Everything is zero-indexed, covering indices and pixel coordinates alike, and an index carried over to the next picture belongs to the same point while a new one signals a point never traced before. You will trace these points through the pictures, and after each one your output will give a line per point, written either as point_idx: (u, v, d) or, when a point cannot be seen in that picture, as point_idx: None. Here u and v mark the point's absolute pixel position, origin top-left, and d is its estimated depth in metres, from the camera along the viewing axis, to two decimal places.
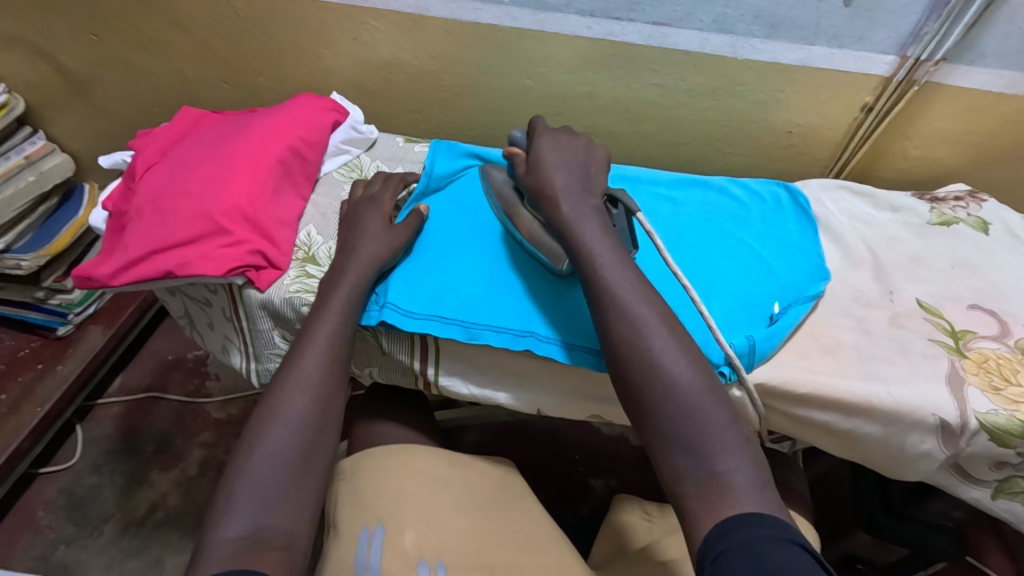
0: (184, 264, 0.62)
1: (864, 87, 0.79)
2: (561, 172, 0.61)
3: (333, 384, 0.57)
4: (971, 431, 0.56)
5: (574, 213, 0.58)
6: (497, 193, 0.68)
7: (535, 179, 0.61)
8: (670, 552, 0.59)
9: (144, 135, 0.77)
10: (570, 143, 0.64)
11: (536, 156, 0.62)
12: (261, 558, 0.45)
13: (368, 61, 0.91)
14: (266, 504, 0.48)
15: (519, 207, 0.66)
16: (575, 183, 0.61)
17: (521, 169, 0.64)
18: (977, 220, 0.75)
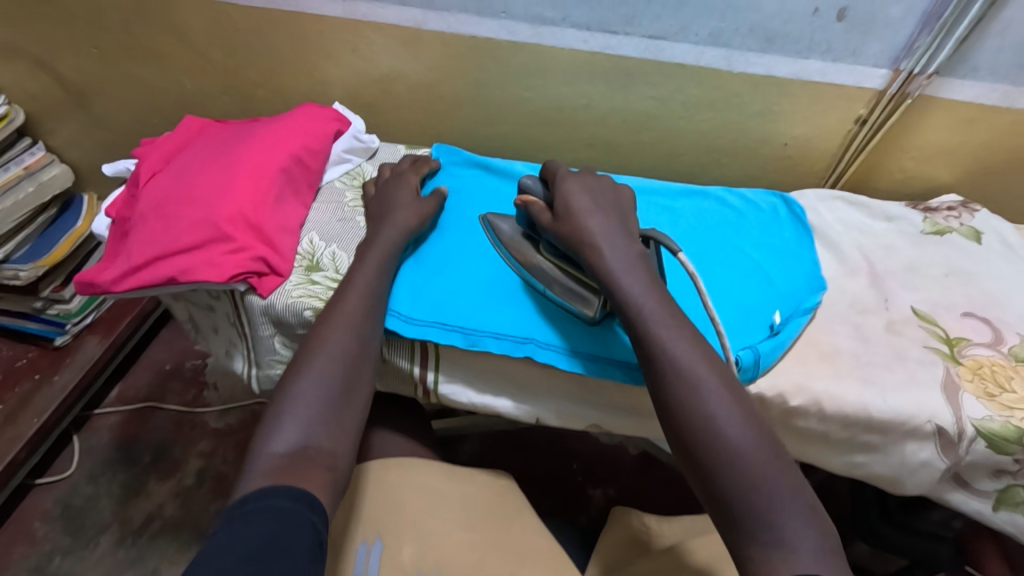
0: (187, 270, 0.62)
1: (856, 100, 0.80)
2: (597, 219, 0.59)
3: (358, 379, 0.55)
4: (969, 438, 0.57)
5: (619, 262, 0.56)
6: (507, 243, 0.66)
7: (568, 227, 0.59)
8: (699, 558, 0.61)
9: (148, 143, 0.78)
10: (597, 186, 0.63)
11: (564, 200, 0.60)
12: (309, 472, 0.47)
13: (367, 73, 0.92)
14: (310, 424, 0.50)
15: (533, 253, 0.64)
16: (610, 228, 0.59)
17: (547, 216, 0.61)
18: (969, 230, 0.76)
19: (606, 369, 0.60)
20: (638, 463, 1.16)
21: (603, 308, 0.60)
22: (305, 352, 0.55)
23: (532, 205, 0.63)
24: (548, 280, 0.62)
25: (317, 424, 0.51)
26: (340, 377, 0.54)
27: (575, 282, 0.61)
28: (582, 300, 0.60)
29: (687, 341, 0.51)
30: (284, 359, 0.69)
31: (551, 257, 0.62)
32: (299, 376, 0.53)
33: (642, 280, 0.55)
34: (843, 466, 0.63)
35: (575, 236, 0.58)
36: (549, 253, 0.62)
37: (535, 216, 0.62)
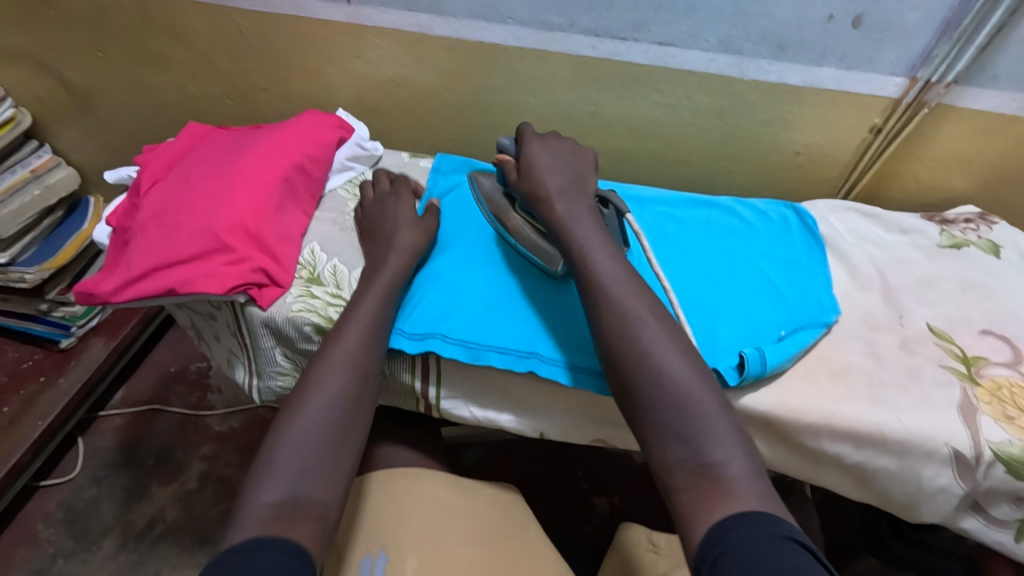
0: (186, 281, 0.61)
1: (870, 109, 0.79)
2: (555, 175, 0.62)
3: (353, 409, 0.54)
4: (986, 462, 0.55)
5: (569, 213, 0.60)
6: (487, 198, 0.68)
7: (528, 184, 0.62)
8: None
9: (150, 150, 0.77)
10: (561, 145, 0.66)
11: (527, 158, 0.64)
12: (297, 525, 0.45)
13: (372, 78, 0.91)
14: (301, 473, 0.49)
15: (510, 212, 0.66)
16: (569, 184, 0.62)
17: (513, 173, 0.64)
18: (987, 243, 0.74)
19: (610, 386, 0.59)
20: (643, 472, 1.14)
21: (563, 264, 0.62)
22: (300, 388, 0.55)
23: (502, 161, 0.66)
24: (517, 238, 0.65)
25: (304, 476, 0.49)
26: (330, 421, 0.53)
27: (540, 239, 0.64)
28: (546, 258, 0.63)
29: (687, 373, 0.50)
30: (286, 370, 0.67)
31: (520, 213, 0.65)
32: (293, 422, 0.52)
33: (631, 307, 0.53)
34: (856, 486, 0.61)
35: (533, 191, 0.62)
36: (519, 210, 0.65)
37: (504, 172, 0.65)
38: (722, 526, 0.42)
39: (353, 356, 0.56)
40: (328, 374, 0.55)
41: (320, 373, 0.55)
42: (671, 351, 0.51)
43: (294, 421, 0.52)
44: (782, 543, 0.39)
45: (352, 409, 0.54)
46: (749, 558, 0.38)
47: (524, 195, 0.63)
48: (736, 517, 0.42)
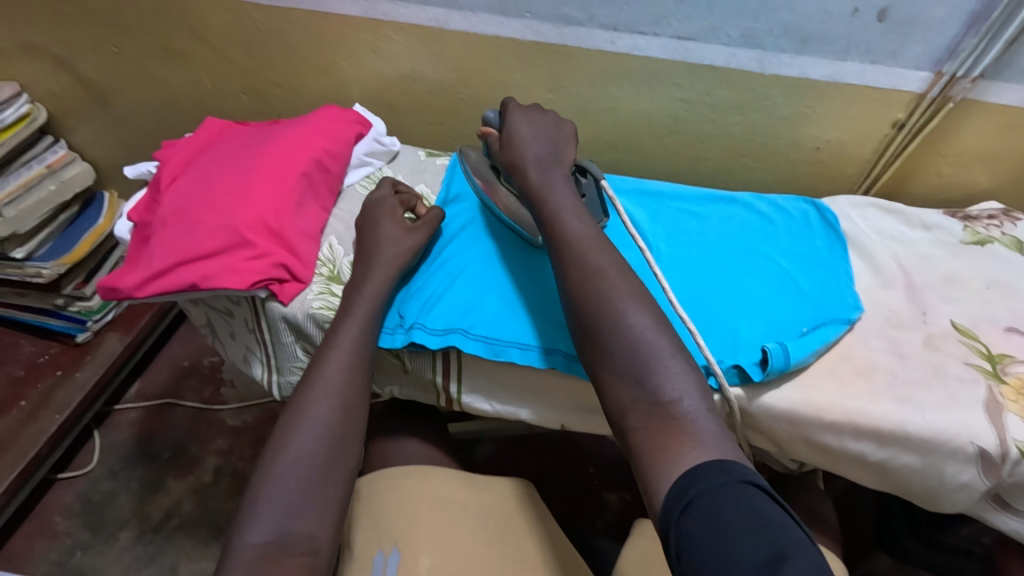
0: (207, 277, 0.62)
1: (893, 104, 0.78)
2: (533, 145, 0.63)
3: (344, 427, 0.53)
4: (1013, 460, 0.55)
5: (541, 180, 0.61)
6: (474, 171, 0.72)
7: (508, 155, 0.64)
8: None
9: (169, 146, 0.77)
10: (543, 116, 0.67)
11: (510, 130, 0.65)
12: (285, 564, 0.45)
13: (387, 74, 0.91)
14: (290, 509, 0.47)
15: (497, 183, 0.70)
16: (548, 153, 0.63)
17: (497, 146, 0.66)
18: (1011, 240, 0.73)
19: None
20: None
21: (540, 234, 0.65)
22: (299, 415, 0.53)
23: (488, 135, 0.68)
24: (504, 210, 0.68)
25: (320, 492, 0.49)
26: (323, 445, 0.51)
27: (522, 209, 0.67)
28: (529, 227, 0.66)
29: (705, 381, 0.48)
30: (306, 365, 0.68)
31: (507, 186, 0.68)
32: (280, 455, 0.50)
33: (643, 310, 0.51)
34: (878, 484, 0.61)
35: (508, 161, 0.64)
36: (505, 182, 0.68)
37: (490, 146, 0.67)
38: (682, 483, 0.42)
39: (343, 386, 0.55)
40: (312, 407, 0.53)
41: (317, 384, 0.54)
42: (690, 355, 0.50)
43: (289, 446, 0.51)
44: (734, 488, 0.39)
45: (343, 435, 0.53)
46: (710, 516, 0.38)
47: (504, 165, 0.65)
48: (692, 474, 0.42)
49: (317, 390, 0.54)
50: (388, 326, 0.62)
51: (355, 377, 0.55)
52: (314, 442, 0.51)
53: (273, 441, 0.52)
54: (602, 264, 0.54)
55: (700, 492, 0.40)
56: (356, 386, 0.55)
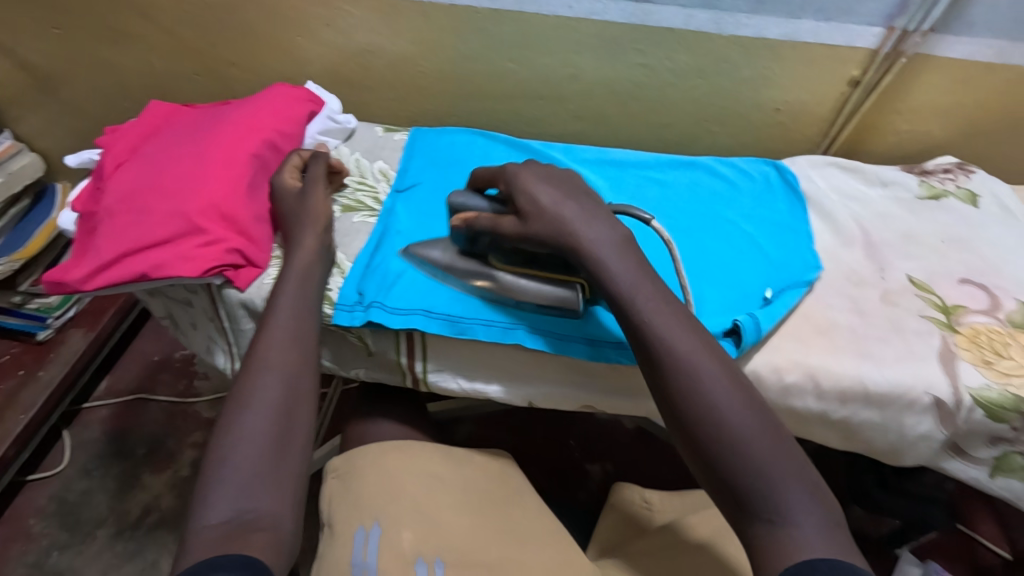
0: (158, 266, 0.59)
1: (848, 61, 0.77)
2: (569, 206, 0.54)
3: (294, 400, 0.51)
4: (966, 407, 0.56)
5: (598, 240, 0.52)
6: (449, 268, 0.62)
7: (543, 224, 0.53)
8: (699, 532, 0.62)
9: (112, 132, 0.74)
10: (548, 173, 0.59)
11: (525, 195, 0.55)
12: (250, 541, 0.42)
13: (342, 48, 0.88)
14: (245, 486, 0.45)
15: (489, 271, 0.60)
16: (584, 213, 0.54)
17: (511, 220, 0.56)
18: (965, 193, 0.74)
19: (599, 352, 0.59)
20: (634, 437, 1.16)
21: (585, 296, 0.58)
22: (236, 393, 0.50)
23: (477, 221, 0.58)
24: (517, 287, 0.59)
25: (275, 469, 0.47)
26: (275, 422, 0.49)
27: (544, 280, 0.58)
28: (559, 300, 0.57)
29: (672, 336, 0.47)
30: None
31: (513, 264, 0.59)
32: (229, 436, 0.47)
33: (739, 389, 0.44)
34: (843, 442, 0.62)
35: (551, 229, 0.53)
36: (509, 263, 0.59)
37: (487, 228, 0.57)
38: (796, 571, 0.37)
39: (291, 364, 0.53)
40: (259, 384, 0.50)
41: (261, 361, 0.52)
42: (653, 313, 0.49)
43: (238, 425, 0.48)
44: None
45: (293, 412, 0.51)
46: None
47: (536, 238, 0.54)
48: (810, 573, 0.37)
49: (259, 367, 0.52)
50: (346, 303, 0.60)
51: (309, 358, 0.55)
52: (266, 419, 0.49)
53: (221, 418, 0.49)
54: (689, 346, 0.46)
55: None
56: (309, 365, 0.54)
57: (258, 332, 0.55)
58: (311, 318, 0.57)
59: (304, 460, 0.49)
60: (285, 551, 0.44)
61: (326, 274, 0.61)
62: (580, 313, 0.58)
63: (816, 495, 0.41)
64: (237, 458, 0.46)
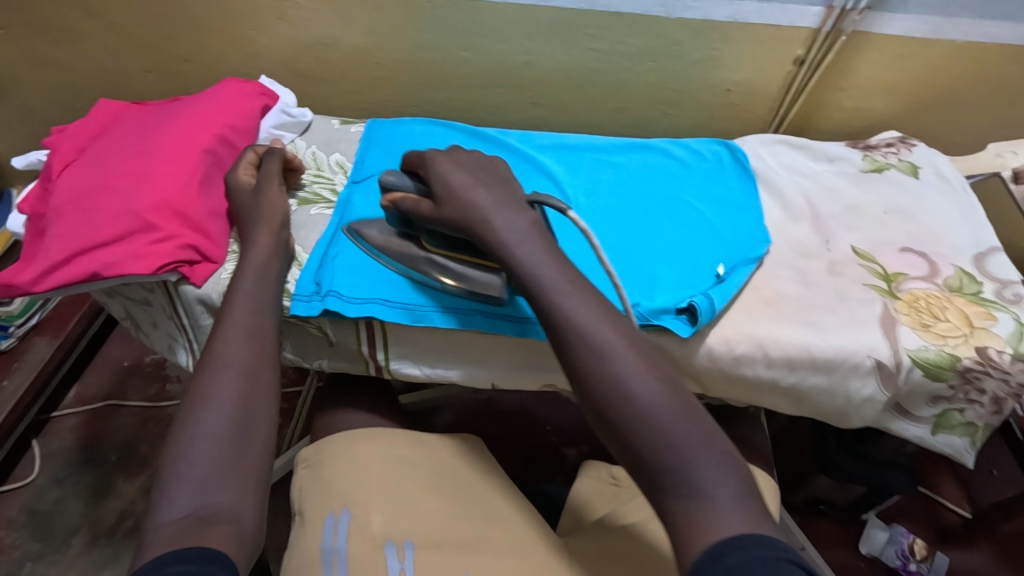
0: (110, 264, 0.59)
1: (792, 41, 0.80)
2: (480, 192, 0.55)
3: (253, 393, 0.52)
4: (907, 368, 0.59)
5: (508, 227, 0.52)
6: (385, 248, 0.63)
7: (455, 208, 0.55)
8: (629, 517, 0.63)
9: (59, 132, 0.73)
10: (471, 160, 0.60)
11: (440, 181, 0.57)
12: (208, 534, 0.42)
13: (296, 41, 0.87)
14: (205, 481, 0.45)
15: (418, 252, 0.61)
16: (494, 199, 0.55)
17: (425, 205, 0.57)
18: (907, 165, 0.77)
19: None
20: None
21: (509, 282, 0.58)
22: (195, 390, 0.50)
23: (403, 201, 0.59)
24: (443, 271, 0.60)
25: (235, 462, 0.47)
26: (235, 418, 0.49)
27: (469, 263, 0.59)
28: (481, 283, 0.58)
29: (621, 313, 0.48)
30: None
31: (440, 251, 0.60)
32: (184, 435, 0.47)
33: (649, 363, 0.45)
34: (795, 409, 0.64)
35: (461, 213, 0.54)
36: (435, 245, 0.60)
37: (410, 210, 0.58)
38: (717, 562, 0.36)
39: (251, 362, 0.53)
40: (215, 382, 0.51)
41: (221, 358, 0.53)
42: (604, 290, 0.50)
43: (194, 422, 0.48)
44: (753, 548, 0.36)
45: (251, 407, 0.51)
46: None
47: (448, 222, 0.56)
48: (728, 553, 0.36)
49: (216, 364, 0.52)
50: (303, 294, 0.61)
51: (266, 351, 0.55)
52: (224, 416, 0.49)
53: (178, 415, 0.49)
54: (597, 324, 0.46)
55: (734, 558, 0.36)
56: (267, 358, 0.54)
57: (215, 328, 0.55)
58: (272, 312, 0.58)
59: (265, 451, 0.50)
60: (248, 542, 0.44)
61: (284, 269, 0.62)
62: (503, 299, 0.58)
63: (730, 465, 0.41)
64: (194, 454, 0.46)
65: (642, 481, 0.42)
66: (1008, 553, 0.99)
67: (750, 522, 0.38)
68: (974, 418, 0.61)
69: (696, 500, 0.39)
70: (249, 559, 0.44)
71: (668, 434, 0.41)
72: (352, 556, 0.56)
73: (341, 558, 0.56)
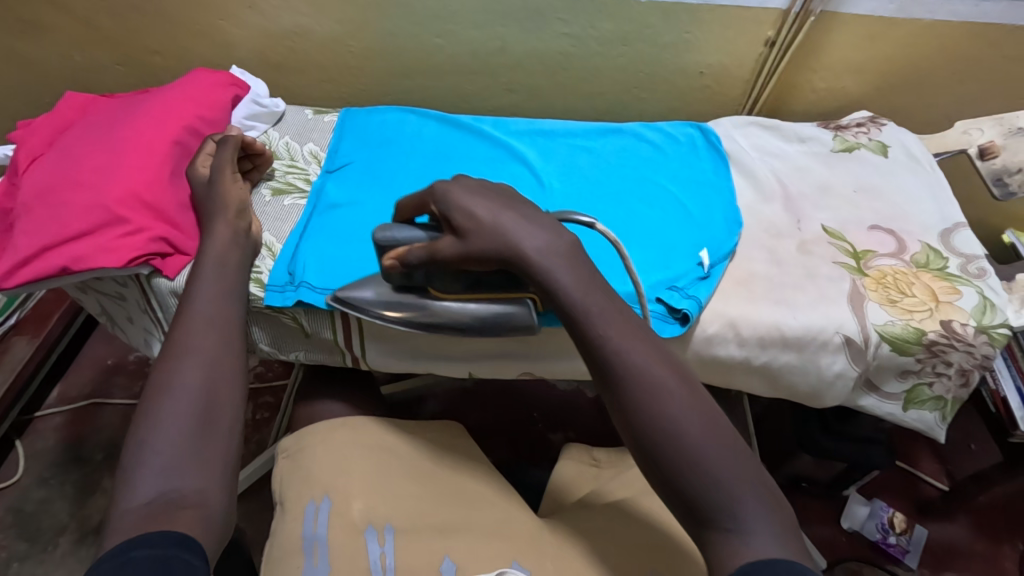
0: (80, 258, 0.59)
1: (762, 22, 0.80)
2: (508, 219, 0.48)
3: (216, 377, 0.52)
4: (875, 343, 0.60)
5: (554, 256, 0.46)
6: (387, 306, 0.55)
7: (493, 241, 0.47)
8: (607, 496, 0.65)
9: (26, 126, 0.72)
10: (483, 183, 0.52)
11: (461, 213, 0.49)
12: (174, 518, 0.42)
13: (267, 31, 0.86)
14: (169, 467, 0.45)
15: (430, 302, 0.55)
16: (526, 222, 0.48)
17: (448, 240, 0.50)
18: (877, 144, 0.78)
19: None
20: (595, 404, 1.18)
21: (538, 309, 0.54)
22: (158, 377, 0.51)
23: (410, 256, 0.52)
24: (467, 315, 0.54)
25: (200, 448, 0.47)
26: (198, 403, 0.49)
27: (491, 301, 0.54)
28: (516, 321, 0.53)
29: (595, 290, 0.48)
30: None
31: (456, 289, 0.54)
32: (148, 421, 0.47)
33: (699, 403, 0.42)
34: (770, 388, 0.65)
35: (494, 246, 0.47)
36: (453, 289, 0.54)
37: (424, 258, 0.51)
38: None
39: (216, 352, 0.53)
40: (178, 372, 0.51)
41: (186, 349, 0.52)
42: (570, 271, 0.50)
43: (158, 411, 0.48)
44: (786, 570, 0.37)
45: (216, 394, 0.51)
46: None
47: (481, 256, 0.48)
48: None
49: (180, 354, 0.52)
50: (276, 284, 0.61)
51: (228, 340, 0.55)
52: (187, 404, 0.49)
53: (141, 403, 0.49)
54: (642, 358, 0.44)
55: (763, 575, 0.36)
56: (230, 346, 0.55)
57: (177, 319, 0.55)
58: (235, 302, 0.58)
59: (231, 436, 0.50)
60: (216, 524, 0.45)
61: (248, 258, 0.62)
62: (536, 327, 0.54)
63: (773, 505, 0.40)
64: (158, 442, 0.46)
65: (681, 511, 0.41)
66: (983, 523, 1.02)
67: (785, 551, 0.38)
68: (942, 391, 0.62)
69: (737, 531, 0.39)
70: (216, 544, 0.45)
71: (717, 476, 0.40)
72: (332, 542, 0.56)
73: (321, 544, 0.56)
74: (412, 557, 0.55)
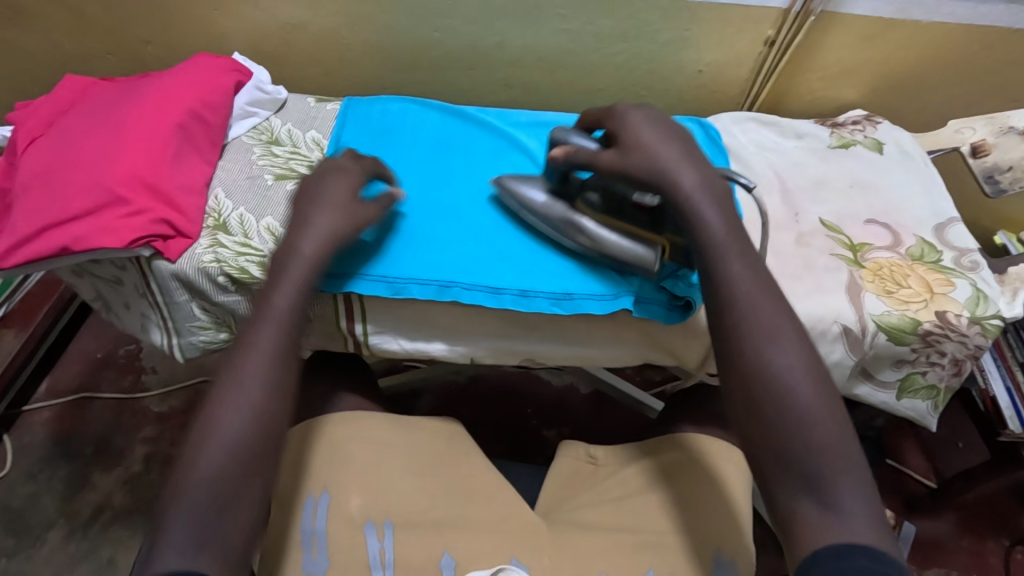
0: (79, 239, 0.58)
1: (761, 21, 0.81)
2: (671, 147, 0.55)
3: (266, 424, 0.48)
4: (871, 333, 0.61)
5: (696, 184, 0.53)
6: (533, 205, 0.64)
7: (644, 157, 0.55)
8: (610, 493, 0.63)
9: (23, 109, 0.71)
10: (662, 118, 0.59)
11: (630, 132, 0.57)
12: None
13: (266, 23, 0.86)
14: (200, 530, 0.43)
15: (572, 212, 0.63)
16: (687, 157, 0.55)
17: (610, 154, 0.57)
18: (872, 142, 0.79)
19: (530, 301, 0.62)
20: (589, 400, 1.19)
21: (664, 258, 0.61)
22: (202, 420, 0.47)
23: (576, 156, 0.60)
24: (595, 236, 0.62)
25: (231, 508, 0.44)
26: (237, 459, 0.46)
27: (627, 234, 0.61)
28: (638, 255, 0.60)
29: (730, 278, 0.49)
30: (207, 324, 0.67)
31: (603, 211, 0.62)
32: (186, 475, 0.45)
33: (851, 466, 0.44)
34: None
35: (648, 166, 0.55)
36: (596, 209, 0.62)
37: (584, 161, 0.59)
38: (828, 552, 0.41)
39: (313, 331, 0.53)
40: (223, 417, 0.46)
41: (237, 379, 0.48)
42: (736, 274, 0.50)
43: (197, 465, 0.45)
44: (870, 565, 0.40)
45: (260, 446, 0.47)
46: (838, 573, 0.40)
47: (632, 170, 0.55)
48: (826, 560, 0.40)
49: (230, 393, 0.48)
50: None
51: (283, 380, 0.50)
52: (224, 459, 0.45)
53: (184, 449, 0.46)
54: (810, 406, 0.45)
55: (836, 564, 0.40)
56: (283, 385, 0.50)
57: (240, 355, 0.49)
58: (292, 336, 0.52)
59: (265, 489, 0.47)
60: None
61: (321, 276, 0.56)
62: (654, 272, 0.60)
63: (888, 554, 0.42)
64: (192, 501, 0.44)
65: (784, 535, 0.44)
66: (970, 520, 1.03)
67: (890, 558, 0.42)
68: (936, 380, 0.64)
69: (827, 508, 0.43)
70: None
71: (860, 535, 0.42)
72: (331, 538, 0.57)
73: (321, 540, 0.57)
74: (413, 550, 0.56)
